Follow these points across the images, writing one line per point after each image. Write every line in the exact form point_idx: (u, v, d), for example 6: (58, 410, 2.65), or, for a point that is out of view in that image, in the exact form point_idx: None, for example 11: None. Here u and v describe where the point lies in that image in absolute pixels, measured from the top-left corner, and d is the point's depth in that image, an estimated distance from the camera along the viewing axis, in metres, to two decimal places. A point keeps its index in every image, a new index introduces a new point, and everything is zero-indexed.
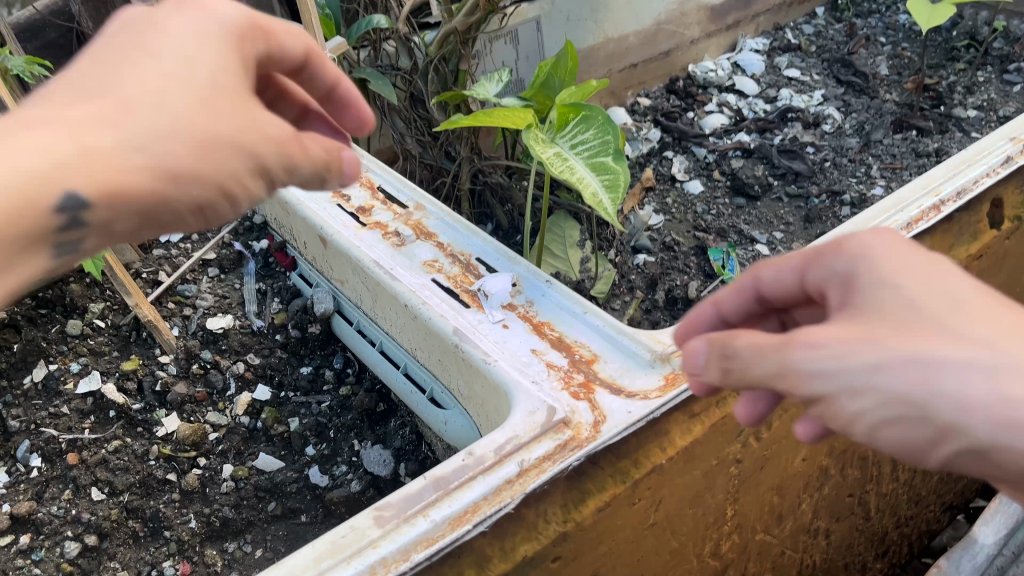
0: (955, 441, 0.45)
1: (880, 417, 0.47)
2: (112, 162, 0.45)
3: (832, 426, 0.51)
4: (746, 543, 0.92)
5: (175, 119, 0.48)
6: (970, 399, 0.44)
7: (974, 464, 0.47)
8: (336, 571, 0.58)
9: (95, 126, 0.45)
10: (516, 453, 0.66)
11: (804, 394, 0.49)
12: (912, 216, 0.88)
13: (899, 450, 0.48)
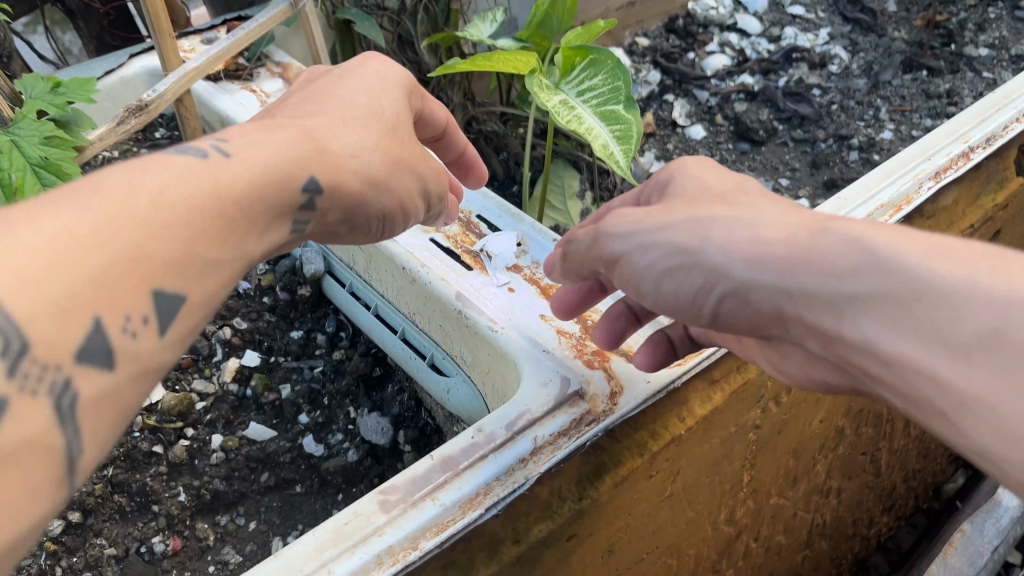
0: (718, 281, 0.54)
1: (656, 263, 0.57)
2: (336, 162, 0.56)
3: (637, 297, 0.61)
4: (760, 508, 0.89)
5: (380, 134, 0.60)
6: (728, 239, 0.54)
7: (740, 312, 0.55)
8: (340, 562, 0.54)
9: (328, 133, 0.57)
10: (529, 429, 0.61)
11: (604, 250, 0.60)
12: (941, 165, 0.83)
13: (674, 298, 0.58)
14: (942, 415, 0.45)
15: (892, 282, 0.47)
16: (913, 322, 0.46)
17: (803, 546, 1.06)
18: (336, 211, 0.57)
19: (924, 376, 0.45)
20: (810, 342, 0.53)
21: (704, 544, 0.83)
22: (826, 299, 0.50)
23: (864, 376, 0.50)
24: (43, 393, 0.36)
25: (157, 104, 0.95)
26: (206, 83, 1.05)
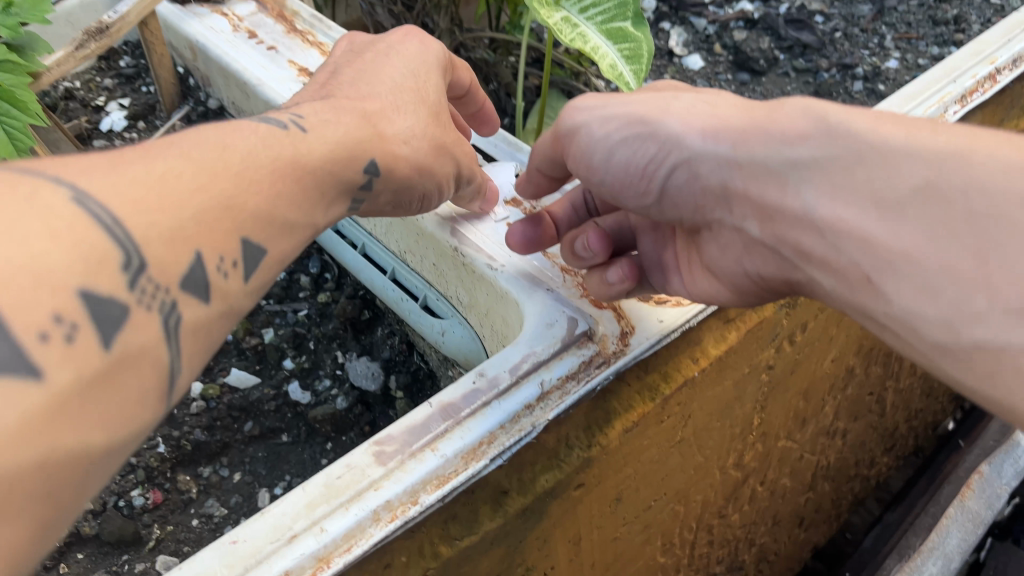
0: (673, 153, 0.56)
1: (615, 138, 0.58)
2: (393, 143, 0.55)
3: (592, 183, 0.62)
4: (768, 451, 0.85)
5: (426, 119, 0.59)
6: (688, 114, 0.56)
7: (690, 187, 0.57)
8: (333, 519, 0.49)
9: (387, 117, 0.56)
10: (536, 373, 0.56)
11: (568, 132, 0.61)
12: (966, 88, 0.77)
13: (627, 174, 0.59)
14: (867, 279, 0.47)
15: (842, 145, 0.49)
16: (854, 186, 0.48)
17: (806, 488, 1.03)
18: (384, 196, 0.57)
19: (857, 239, 0.47)
20: (746, 221, 0.55)
21: (713, 490, 0.80)
22: (774, 169, 0.51)
23: (799, 252, 0.52)
24: (156, 308, 0.37)
25: (119, 28, 0.87)
26: (173, 4, 0.96)
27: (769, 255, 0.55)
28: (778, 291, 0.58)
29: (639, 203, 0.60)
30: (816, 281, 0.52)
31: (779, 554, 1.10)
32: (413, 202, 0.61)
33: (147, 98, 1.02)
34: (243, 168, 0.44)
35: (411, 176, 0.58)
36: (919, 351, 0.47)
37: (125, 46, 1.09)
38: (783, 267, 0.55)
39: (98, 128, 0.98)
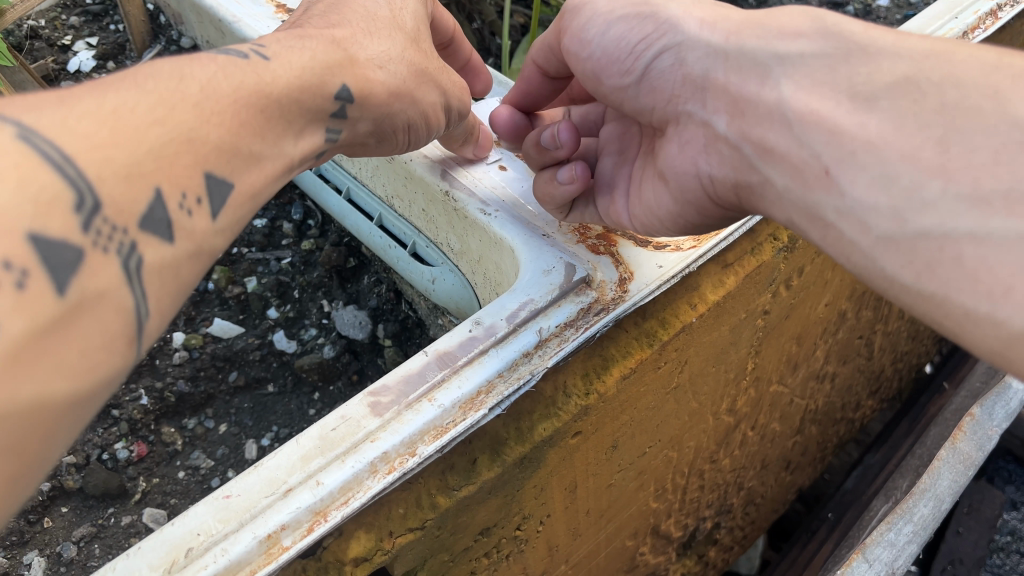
0: (667, 36, 0.56)
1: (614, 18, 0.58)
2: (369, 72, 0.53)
3: (577, 73, 0.62)
4: (760, 396, 0.85)
5: (405, 44, 0.56)
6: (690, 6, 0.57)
7: (671, 76, 0.57)
8: (328, 473, 0.48)
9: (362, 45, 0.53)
10: (534, 320, 0.55)
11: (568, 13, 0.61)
12: (968, 25, 0.75)
13: (615, 53, 0.58)
14: (825, 171, 0.48)
15: (835, 41, 0.50)
16: (834, 79, 0.49)
17: (795, 431, 1.04)
18: (363, 126, 0.54)
19: (827, 130, 0.48)
20: (716, 116, 0.55)
21: (705, 435, 0.79)
22: (761, 59, 0.52)
23: (758, 145, 0.52)
24: (114, 251, 0.35)
25: None
26: None
27: (726, 156, 0.55)
28: (723, 204, 0.58)
29: (618, 95, 0.60)
30: (767, 180, 0.52)
31: (765, 497, 1.11)
32: (398, 134, 0.59)
33: (116, 37, 0.98)
34: (205, 97, 0.41)
35: (389, 102, 0.55)
36: (859, 248, 0.46)
37: None
38: (737, 169, 0.55)
39: (65, 69, 0.93)
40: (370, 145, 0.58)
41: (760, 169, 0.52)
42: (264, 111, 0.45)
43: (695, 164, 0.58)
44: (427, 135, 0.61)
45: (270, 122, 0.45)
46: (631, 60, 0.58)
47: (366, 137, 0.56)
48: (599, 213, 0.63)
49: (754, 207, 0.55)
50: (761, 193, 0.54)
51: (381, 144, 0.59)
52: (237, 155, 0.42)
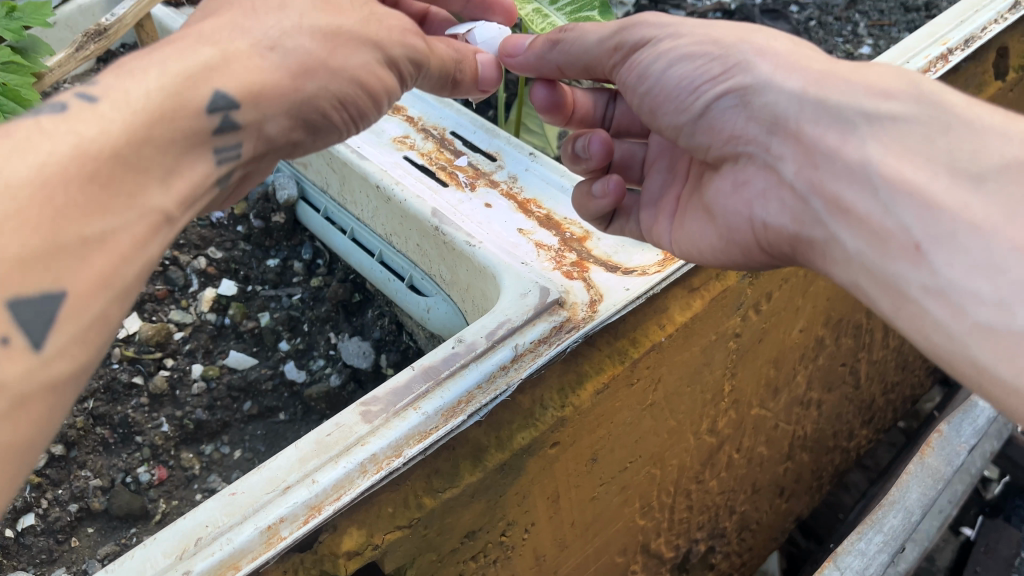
0: (737, 76, 0.60)
1: (679, 56, 0.63)
2: (259, 69, 0.49)
3: (640, 96, 0.67)
4: (742, 419, 0.90)
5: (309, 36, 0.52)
6: (766, 46, 0.60)
7: (733, 115, 0.61)
8: (324, 472, 0.54)
9: (248, 43, 0.50)
10: (510, 338, 0.61)
11: (631, 36, 0.65)
12: (920, 68, 0.81)
13: (676, 90, 0.63)
14: (916, 247, 0.49)
15: (930, 112, 0.52)
16: (919, 147, 0.51)
17: (785, 458, 1.08)
18: (268, 123, 0.52)
19: (918, 200, 0.49)
20: (791, 163, 0.58)
21: (687, 455, 0.84)
22: (846, 115, 0.54)
23: (831, 202, 0.55)
24: None
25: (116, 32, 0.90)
26: None
27: (787, 204, 0.60)
28: (775, 249, 0.63)
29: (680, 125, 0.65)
30: (835, 238, 0.55)
31: (761, 523, 1.15)
32: (337, 119, 0.56)
33: None
34: (77, 147, 0.40)
35: (295, 88, 0.51)
36: (946, 331, 0.47)
37: (122, 48, 1.10)
38: (797, 220, 0.59)
39: None
40: (305, 142, 0.56)
41: (829, 225, 0.55)
42: (188, 139, 0.46)
43: (752, 208, 0.63)
44: (380, 102, 0.59)
45: (176, 160, 0.46)
46: (695, 95, 0.63)
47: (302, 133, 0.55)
48: (639, 232, 0.73)
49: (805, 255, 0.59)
50: (820, 244, 0.57)
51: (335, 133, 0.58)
52: (116, 194, 0.41)
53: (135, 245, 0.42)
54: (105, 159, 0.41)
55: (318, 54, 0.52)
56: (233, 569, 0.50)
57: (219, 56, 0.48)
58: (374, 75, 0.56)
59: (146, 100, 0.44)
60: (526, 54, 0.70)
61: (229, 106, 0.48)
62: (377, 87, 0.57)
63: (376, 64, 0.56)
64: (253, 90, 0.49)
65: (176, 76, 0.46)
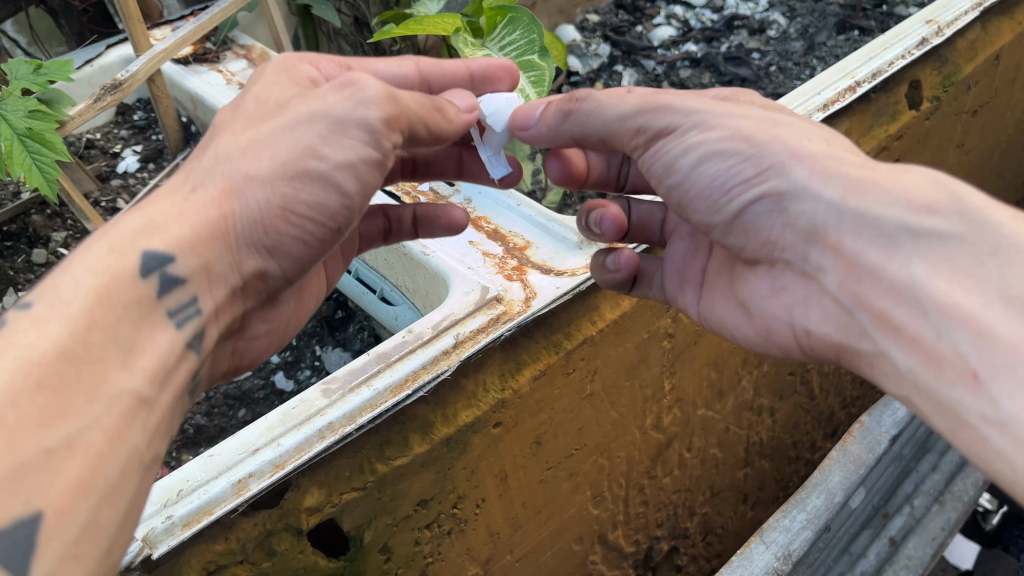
0: (772, 181, 0.58)
1: (709, 153, 0.60)
2: (188, 213, 0.52)
3: (662, 186, 0.65)
4: (688, 418, 0.98)
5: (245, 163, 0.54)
6: (799, 146, 0.58)
7: (768, 219, 0.61)
8: (288, 437, 0.63)
9: (172, 198, 0.53)
10: (452, 328, 0.71)
11: (655, 122, 0.62)
12: (828, 98, 0.92)
13: (707, 189, 0.62)
14: (973, 375, 0.49)
15: (972, 227, 0.52)
16: (966, 269, 0.51)
17: (742, 463, 1.16)
18: (213, 261, 0.53)
19: (970, 326, 0.49)
20: (835, 275, 0.58)
21: (635, 448, 0.93)
22: (889, 230, 0.54)
23: (878, 318, 0.55)
24: None
25: (129, 84, 1.03)
26: (175, 66, 1.15)
27: (829, 311, 0.60)
28: (814, 352, 0.64)
29: (708, 221, 0.64)
30: (883, 352, 0.55)
31: (727, 529, 1.21)
32: (293, 228, 0.55)
33: (156, 144, 1.17)
34: (21, 360, 0.41)
35: (224, 214, 0.53)
36: (1003, 459, 0.47)
37: (139, 102, 1.24)
38: (840, 329, 0.59)
39: (115, 170, 1.12)
40: (271, 268, 0.57)
41: (876, 339, 0.56)
42: (137, 309, 0.48)
43: (791, 315, 0.64)
44: (342, 187, 0.55)
45: (138, 325, 0.48)
46: (728, 195, 0.61)
47: (265, 255, 0.56)
48: (665, 295, 0.79)
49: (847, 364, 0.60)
50: (864, 355, 0.57)
51: (318, 241, 0.58)
52: (76, 395, 0.42)
53: (107, 436, 0.43)
54: (50, 363, 0.42)
55: (240, 170, 0.54)
56: (208, 513, 0.60)
57: (146, 221, 0.51)
58: (305, 160, 0.54)
59: (78, 292, 0.46)
60: (538, 127, 0.67)
61: (163, 262, 0.50)
62: (318, 169, 0.54)
63: (302, 145, 0.54)
64: (193, 240, 0.52)
65: (101, 254, 0.49)
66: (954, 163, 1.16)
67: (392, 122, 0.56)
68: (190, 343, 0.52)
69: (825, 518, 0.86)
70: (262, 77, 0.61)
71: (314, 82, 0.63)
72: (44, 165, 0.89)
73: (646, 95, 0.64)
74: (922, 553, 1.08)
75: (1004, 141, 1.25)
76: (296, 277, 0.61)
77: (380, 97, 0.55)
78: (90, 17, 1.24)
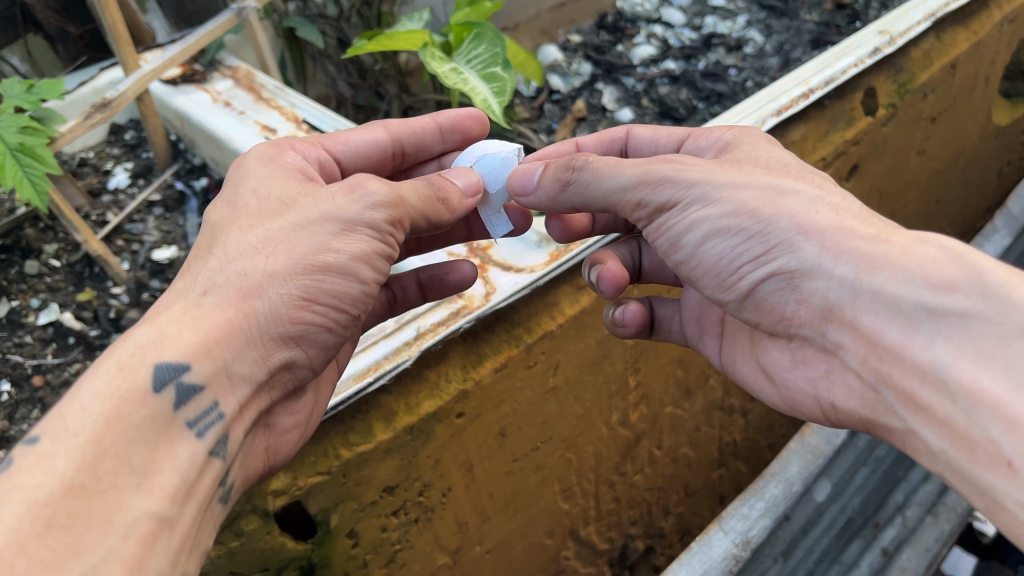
0: (780, 258, 0.61)
1: (715, 229, 0.63)
2: (201, 319, 0.55)
3: (675, 257, 0.68)
4: (656, 415, 1.02)
5: (259, 267, 0.58)
6: (807, 221, 0.60)
7: (781, 296, 0.63)
8: None
9: (182, 304, 0.56)
10: (414, 322, 0.75)
11: (658, 198, 0.65)
12: (782, 104, 0.97)
13: (719, 264, 0.64)
14: (1007, 463, 0.48)
15: (996, 305, 0.51)
16: (991, 350, 0.50)
17: (716, 465, 1.18)
18: (235, 361, 0.57)
19: (997, 412, 0.49)
20: (856, 351, 0.59)
21: (602, 443, 0.96)
22: (907, 310, 0.54)
23: (905, 397, 0.55)
24: None
25: (117, 102, 1.08)
26: (164, 86, 1.20)
27: (855, 386, 0.62)
28: (846, 425, 0.65)
29: (725, 295, 0.66)
30: (914, 430, 0.56)
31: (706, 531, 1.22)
32: (317, 316, 0.60)
33: (146, 161, 1.22)
34: (29, 502, 0.43)
35: (245, 314, 0.57)
36: None
37: (132, 122, 1.29)
38: (869, 404, 0.61)
39: (107, 186, 1.17)
40: (298, 357, 0.62)
41: (905, 417, 0.56)
42: (150, 427, 0.51)
43: (817, 388, 0.66)
44: (360, 276, 0.62)
45: (155, 441, 0.51)
46: (740, 272, 0.64)
47: (291, 344, 0.60)
48: (685, 338, 0.86)
49: (880, 439, 0.61)
50: (896, 432, 0.58)
51: (341, 323, 0.63)
52: (89, 527, 0.44)
53: (127, 566, 0.45)
54: (59, 500, 0.43)
55: (258, 267, 0.58)
56: None
57: (157, 333, 0.54)
58: (323, 254, 0.59)
59: (87, 422, 0.47)
60: (537, 194, 0.71)
61: (177, 373, 0.53)
62: (336, 262, 0.59)
63: (320, 240, 0.59)
64: (208, 346, 0.55)
65: (110, 372, 0.51)
66: (916, 169, 1.20)
67: (396, 222, 0.62)
68: (212, 448, 0.55)
69: (783, 506, 0.95)
70: (250, 170, 0.67)
71: (301, 169, 0.70)
72: (34, 178, 0.93)
73: (644, 164, 0.65)
74: (918, 565, 0.96)
75: (968, 149, 1.29)
76: (319, 363, 0.65)
77: (386, 202, 0.61)
78: (86, 42, 1.29)
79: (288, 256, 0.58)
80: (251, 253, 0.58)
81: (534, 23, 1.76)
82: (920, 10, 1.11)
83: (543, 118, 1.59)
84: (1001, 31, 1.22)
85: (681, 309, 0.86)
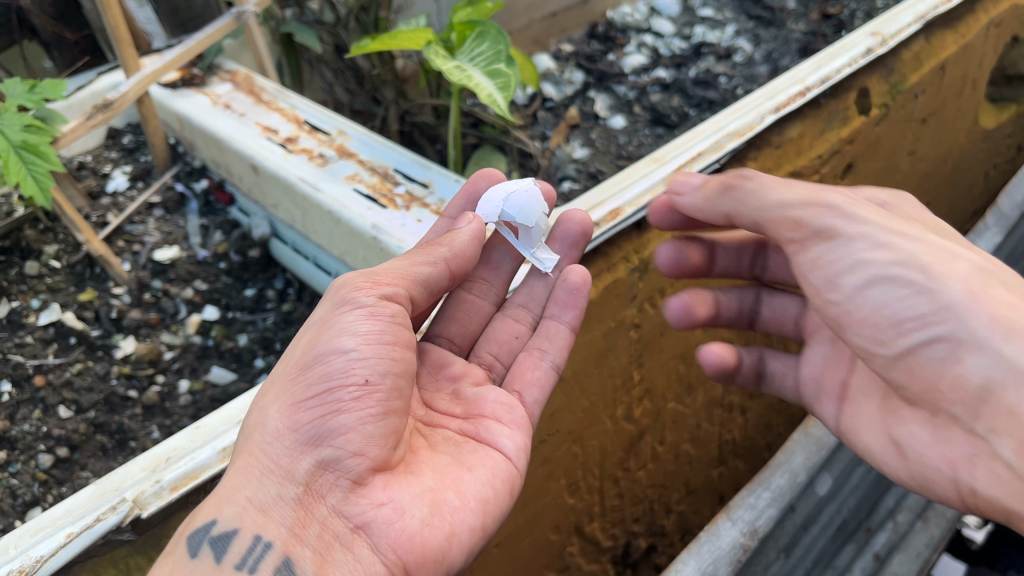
0: (950, 321, 0.59)
1: (881, 281, 0.62)
2: (226, 476, 0.60)
3: (825, 301, 0.66)
4: (660, 411, 1.03)
5: (259, 405, 0.62)
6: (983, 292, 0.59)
7: (938, 360, 0.61)
8: None
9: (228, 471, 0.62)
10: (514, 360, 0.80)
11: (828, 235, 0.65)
12: (780, 102, 1.00)
13: (878, 313, 0.63)
14: None
15: None
16: None
17: (719, 464, 1.17)
18: (257, 494, 0.58)
19: None
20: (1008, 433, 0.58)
21: (607, 438, 0.97)
22: None
23: None
24: None
25: (118, 103, 1.08)
26: (163, 89, 1.21)
27: (1003, 476, 0.59)
28: (986, 515, 0.62)
29: (875, 347, 0.64)
30: None
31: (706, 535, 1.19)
32: (316, 411, 0.58)
33: (144, 164, 1.22)
34: None
35: (250, 451, 0.59)
36: None
37: (128, 126, 1.29)
38: (1017, 497, 0.58)
39: (105, 189, 1.17)
40: (325, 454, 0.58)
41: None
42: None
43: (955, 473, 0.63)
44: (340, 346, 0.59)
45: None
46: (897, 327, 0.62)
47: (309, 448, 0.58)
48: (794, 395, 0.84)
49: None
50: None
51: (356, 399, 0.58)
52: None
53: None
54: None
55: (258, 405, 0.62)
56: (194, 478, 0.64)
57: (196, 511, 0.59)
58: (301, 354, 0.61)
59: None
60: (693, 198, 0.76)
61: (209, 531, 0.57)
62: (307, 355, 0.60)
63: (297, 350, 0.62)
64: (231, 492, 0.58)
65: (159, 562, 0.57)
66: (908, 168, 1.21)
67: (364, 282, 0.63)
68: None
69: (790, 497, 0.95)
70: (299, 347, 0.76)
71: None
72: (38, 175, 0.93)
73: (813, 198, 0.67)
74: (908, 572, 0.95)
75: (956, 151, 1.31)
76: (368, 445, 0.58)
77: (349, 276, 0.64)
78: (82, 48, 1.29)
79: (278, 379, 0.62)
80: (256, 402, 0.63)
81: (526, 33, 1.78)
82: (910, 13, 1.15)
83: (536, 125, 1.59)
84: (987, 34, 1.26)
85: (798, 367, 0.84)
